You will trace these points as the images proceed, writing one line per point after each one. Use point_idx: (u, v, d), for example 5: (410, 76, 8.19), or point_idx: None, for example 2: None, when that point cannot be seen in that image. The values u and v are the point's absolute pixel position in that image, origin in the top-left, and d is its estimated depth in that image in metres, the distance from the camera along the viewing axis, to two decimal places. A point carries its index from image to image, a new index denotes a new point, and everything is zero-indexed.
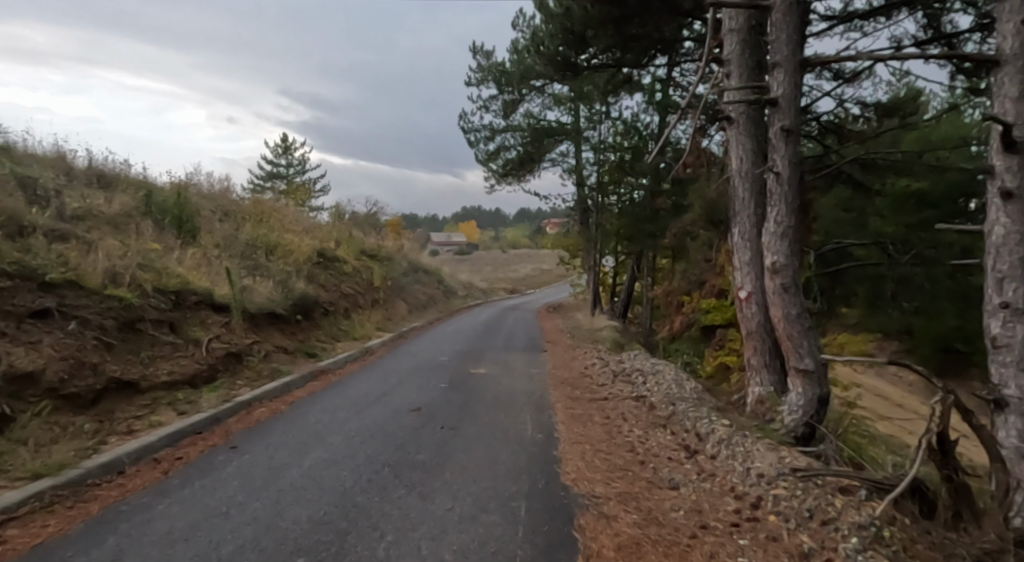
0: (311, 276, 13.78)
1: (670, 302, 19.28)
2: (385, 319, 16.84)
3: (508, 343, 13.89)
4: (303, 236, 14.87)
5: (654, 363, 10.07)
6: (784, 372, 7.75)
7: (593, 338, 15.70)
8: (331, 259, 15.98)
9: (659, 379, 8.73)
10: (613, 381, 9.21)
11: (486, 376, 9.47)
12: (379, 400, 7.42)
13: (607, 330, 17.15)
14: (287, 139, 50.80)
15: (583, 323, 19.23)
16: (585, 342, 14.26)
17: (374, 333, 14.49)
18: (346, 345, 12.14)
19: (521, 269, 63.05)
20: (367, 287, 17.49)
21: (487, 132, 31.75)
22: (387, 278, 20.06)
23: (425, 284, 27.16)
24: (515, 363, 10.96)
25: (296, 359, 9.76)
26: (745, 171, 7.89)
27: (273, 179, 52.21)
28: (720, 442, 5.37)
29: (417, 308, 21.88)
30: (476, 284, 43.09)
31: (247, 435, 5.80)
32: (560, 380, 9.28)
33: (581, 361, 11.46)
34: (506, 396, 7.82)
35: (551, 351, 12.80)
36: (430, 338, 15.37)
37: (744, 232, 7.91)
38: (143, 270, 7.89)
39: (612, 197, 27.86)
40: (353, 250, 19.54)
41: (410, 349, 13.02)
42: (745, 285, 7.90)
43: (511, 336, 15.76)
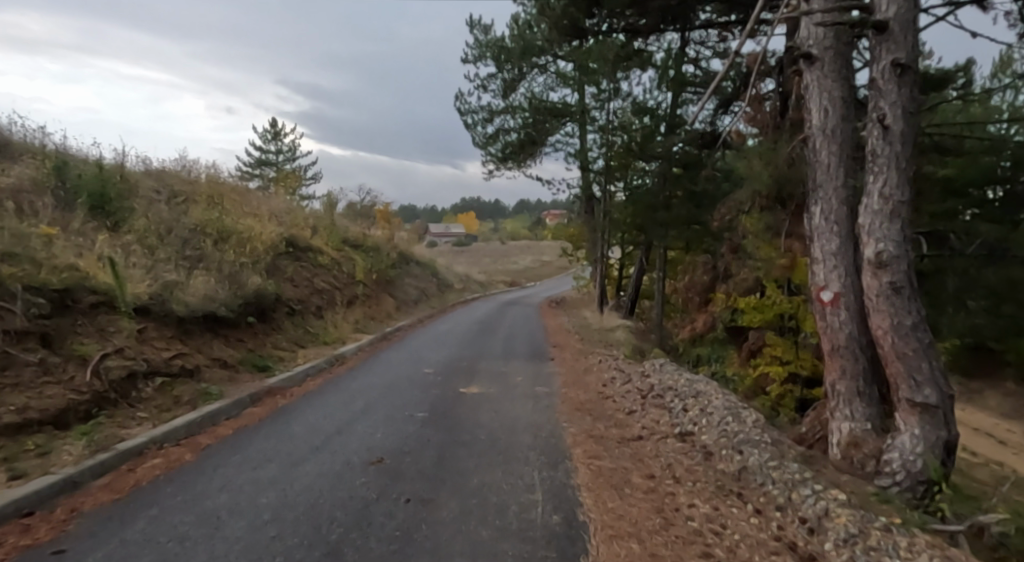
0: (273, 269, 11.70)
1: (687, 299, 17.25)
2: (366, 318, 14.76)
3: (508, 349, 11.89)
4: (269, 222, 12.81)
5: (691, 380, 8.03)
6: (883, 402, 5.71)
7: (606, 341, 13.63)
8: (302, 249, 13.94)
9: (705, 406, 6.71)
10: (643, 407, 7.17)
11: (480, 398, 7.43)
12: (330, 442, 5.38)
13: (621, 331, 15.10)
14: (276, 125, 48.92)
15: (592, 322, 17.18)
16: (598, 348, 12.21)
17: (351, 336, 12.43)
18: (311, 352, 10.09)
19: (519, 260, 61.19)
20: (348, 281, 15.41)
21: (485, 115, 29.68)
22: (372, 270, 18.00)
23: (417, 276, 25.14)
24: (515, 377, 8.92)
25: (238, 375, 7.70)
26: (831, 127, 5.82)
27: (263, 166, 50.16)
28: (854, 546, 3.33)
29: (407, 304, 19.81)
30: (474, 277, 41.02)
31: (103, 516, 3.74)
32: (575, 404, 7.26)
33: (597, 374, 9.44)
34: (504, 434, 5.79)
35: (559, 360, 10.81)
36: (420, 341, 13.37)
37: (829, 212, 5.85)
38: (11, 262, 5.80)
39: (620, 184, 25.77)
40: (333, 239, 17.44)
41: (392, 357, 10.98)
42: (830, 284, 5.84)
43: (513, 339, 13.74)
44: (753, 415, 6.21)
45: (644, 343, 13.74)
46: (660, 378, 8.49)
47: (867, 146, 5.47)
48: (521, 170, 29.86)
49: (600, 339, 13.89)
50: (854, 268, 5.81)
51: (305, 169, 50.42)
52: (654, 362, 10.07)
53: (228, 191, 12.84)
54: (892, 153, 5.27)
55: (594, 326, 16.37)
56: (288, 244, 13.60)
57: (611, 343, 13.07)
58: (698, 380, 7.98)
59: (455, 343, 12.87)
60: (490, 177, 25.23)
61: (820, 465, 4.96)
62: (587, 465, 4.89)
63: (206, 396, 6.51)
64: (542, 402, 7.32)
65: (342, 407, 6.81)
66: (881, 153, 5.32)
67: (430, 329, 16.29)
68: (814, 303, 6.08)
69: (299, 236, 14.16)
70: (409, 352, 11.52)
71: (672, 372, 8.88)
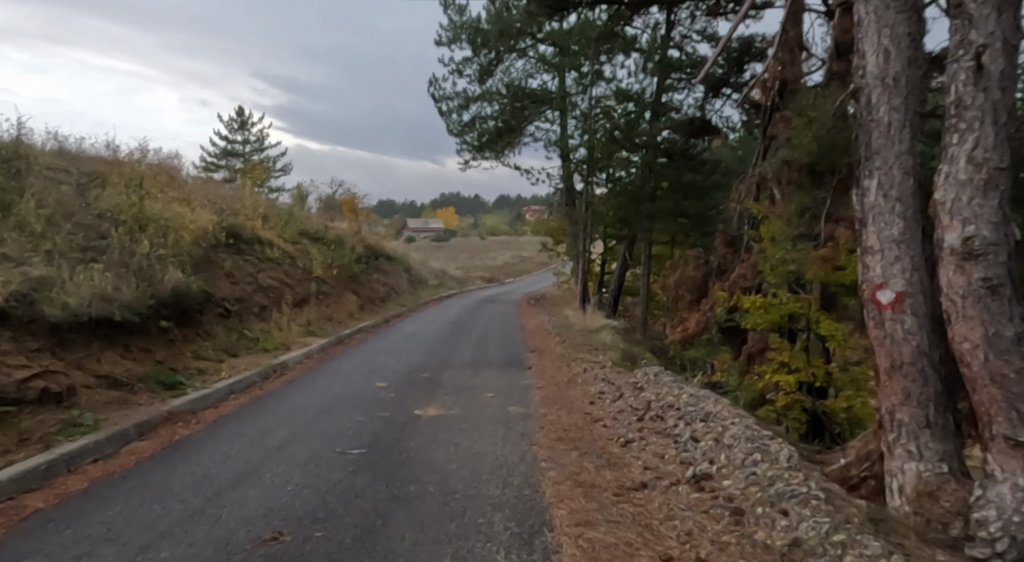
0: (206, 264, 10.11)
1: (676, 297, 15.94)
2: (321, 320, 13.20)
3: (479, 355, 10.44)
4: (205, 209, 11.22)
5: (697, 398, 6.63)
6: (960, 437, 4.33)
7: (592, 344, 12.22)
8: (246, 242, 12.35)
9: (721, 437, 5.33)
10: (642, 435, 5.75)
11: (438, 424, 5.95)
12: (217, 501, 3.87)
13: (607, 333, 13.71)
14: (243, 113, 47.17)
15: (574, 321, 15.82)
16: (582, 353, 10.79)
17: (300, 341, 10.86)
18: (244, 362, 8.52)
19: (499, 256, 59.76)
20: (302, 278, 13.85)
21: (461, 101, 28.17)
22: (333, 266, 16.46)
23: (387, 272, 23.60)
24: (486, 393, 7.45)
25: (136, 395, 6.13)
26: (893, 74, 4.45)
27: (229, 157, 48.41)
28: None
29: (373, 302, 18.27)
30: (450, 272, 39.52)
31: None
32: (557, 431, 5.82)
33: (581, 386, 8.02)
34: (462, 483, 4.32)
35: (539, 367, 9.39)
36: (381, 345, 11.84)
37: (889, 186, 4.46)
38: None
39: (604, 174, 24.43)
40: (288, 232, 15.87)
41: (343, 365, 9.44)
42: (892, 281, 4.45)
43: (488, 341, 12.34)
44: (786, 450, 4.83)
45: (633, 346, 12.35)
46: (659, 395, 7.10)
47: (949, 95, 4.10)
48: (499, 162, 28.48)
49: (583, 342, 12.50)
50: (922, 260, 4.43)
51: (274, 160, 48.71)
52: (647, 372, 8.71)
53: (159, 174, 11.23)
54: (987, 103, 3.90)
55: (576, 326, 14.97)
56: (230, 235, 12.01)
57: (595, 348, 11.67)
58: (706, 398, 6.61)
59: (419, 348, 11.39)
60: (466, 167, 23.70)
61: (899, 534, 3.53)
62: (575, 540, 3.43)
63: (74, 427, 4.92)
64: (515, 428, 5.87)
65: (255, 439, 5.27)
66: (971, 104, 3.95)
67: (396, 331, 14.75)
68: (867, 306, 4.70)
69: (243, 228, 12.58)
70: (365, 359, 9.99)
71: (673, 386, 7.50)
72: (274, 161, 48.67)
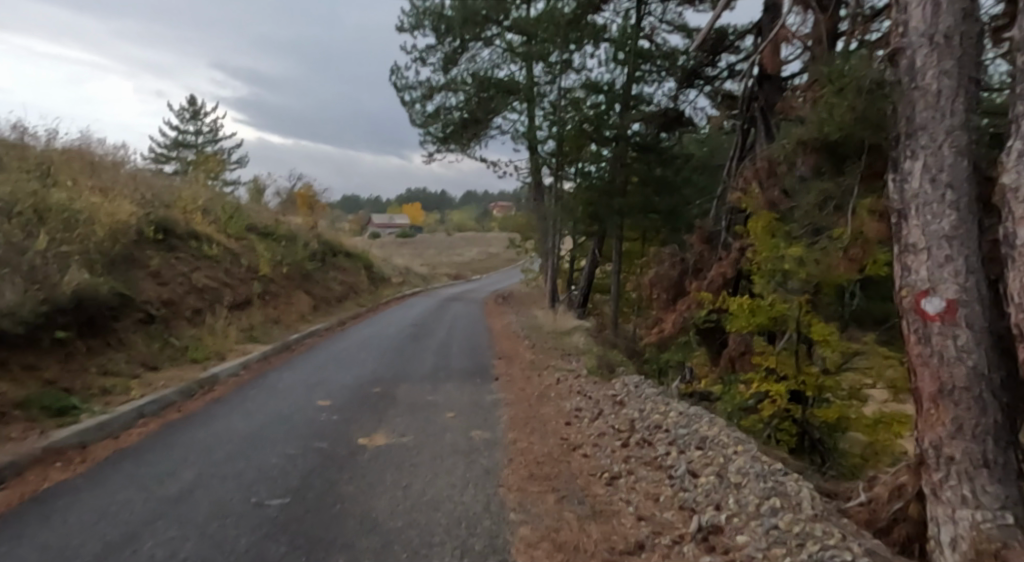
0: (125, 262, 8.91)
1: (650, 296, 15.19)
2: (265, 323, 12.02)
3: (441, 364, 9.41)
4: (128, 200, 9.98)
5: (689, 418, 5.75)
6: (1022, 477, 3.50)
7: (563, 349, 11.34)
8: (179, 238, 11.14)
9: (723, 472, 4.46)
10: (628, 468, 4.84)
11: (385, 458, 4.91)
12: None
13: (578, 335, 12.85)
14: (197, 102, 45.63)
15: (544, 322, 14.92)
16: (553, 360, 9.89)
17: (237, 349, 9.69)
18: (164, 377, 7.36)
19: (466, 252, 58.81)
20: (245, 278, 12.63)
21: (424, 91, 27.03)
22: (283, 264, 15.24)
23: (345, 269, 22.43)
24: (445, 411, 6.46)
25: (6, 426, 4.97)
26: (944, 30, 3.60)
27: (181, 149, 46.45)
28: None
29: (328, 302, 17.09)
30: (414, 269, 38.36)
31: None
32: (528, 463, 4.85)
33: (554, 402, 7.07)
34: (404, 553, 3.31)
35: (507, 377, 8.43)
36: (332, 352, 10.74)
37: (939, 168, 3.61)
38: None
39: (574, 168, 23.57)
40: (233, 227, 14.60)
41: (284, 378, 8.31)
42: (941, 287, 3.60)
43: (451, 346, 11.34)
44: (805, 492, 3.97)
45: (606, 351, 11.52)
46: (644, 415, 6.20)
47: None
48: (464, 155, 27.45)
49: (554, 346, 11.62)
50: (979, 261, 3.59)
51: (229, 152, 46.85)
52: (627, 384, 7.85)
53: (73, 160, 9.93)
54: None
55: (546, 328, 14.08)
56: (160, 230, 10.78)
57: (567, 353, 10.81)
58: (699, 419, 5.74)
59: (373, 355, 10.29)
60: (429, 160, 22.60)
61: None
62: None
63: None
64: (477, 462, 4.87)
65: (148, 486, 4.18)
66: None
67: (352, 334, 13.62)
68: (904, 315, 3.86)
69: (176, 222, 11.36)
70: (311, 371, 8.88)
71: (658, 402, 6.63)
72: (229, 154, 46.80)
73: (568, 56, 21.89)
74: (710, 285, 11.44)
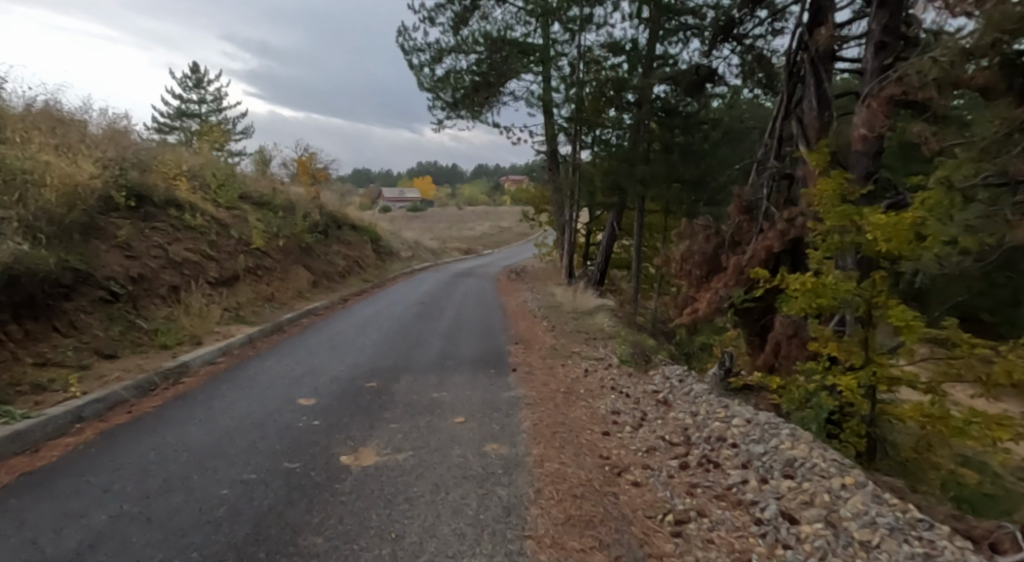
0: (85, 232, 7.76)
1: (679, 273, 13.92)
2: (256, 301, 10.89)
3: (448, 350, 8.22)
4: (95, 161, 8.81)
5: (765, 430, 4.52)
6: None
7: (587, 332, 10.10)
8: (157, 205, 9.98)
9: (835, 520, 3.21)
10: (697, 505, 3.62)
11: (372, 489, 3.72)
12: None
13: (601, 316, 11.60)
14: (200, 70, 44.57)
15: (562, 301, 13.69)
16: (576, 346, 8.66)
17: (219, 331, 8.54)
18: (122, 366, 6.21)
19: (477, 226, 57.46)
20: (234, 251, 11.46)
21: (433, 54, 25.49)
22: (278, 236, 14.07)
23: (349, 242, 21.23)
24: (453, 414, 5.26)
25: None
26: None
27: (184, 119, 45.33)
28: None
29: (329, 278, 15.93)
30: (423, 243, 37.13)
31: None
32: (561, 498, 3.63)
33: (583, 401, 5.85)
34: None
35: (526, 367, 7.22)
36: (327, 334, 9.58)
37: None
38: None
39: (593, 134, 22.09)
40: (223, 196, 13.40)
41: (266, 367, 7.14)
42: None
43: (461, 328, 10.17)
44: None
45: (635, 335, 10.28)
46: (700, 424, 4.98)
47: None
48: (475, 122, 26.03)
49: (575, 328, 10.39)
50: None
51: (233, 123, 45.65)
52: (668, 380, 6.61)
53: (31, 115, 8.74)
54: None
55: (566, 307, 12.83)
56: (136, 197, 9.63)
57: (593, 336, 9.59)
58: (774, 432, 4.51)
59: (371, 338, 9.12)
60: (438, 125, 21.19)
61: None
62: None
63: None
64: (494, 494, 3.66)
65: (39, 538, 2.99)
66: None
67: (351, 313, 12.44)
68: None
69: (155, 188, 10.19)
70: (297, 357, 7.70)
71: (713, 405, 5.39)
72: (233, 124, 45.56)
73: (588, 13, 20.26)
74: (751, 259, 10.12)
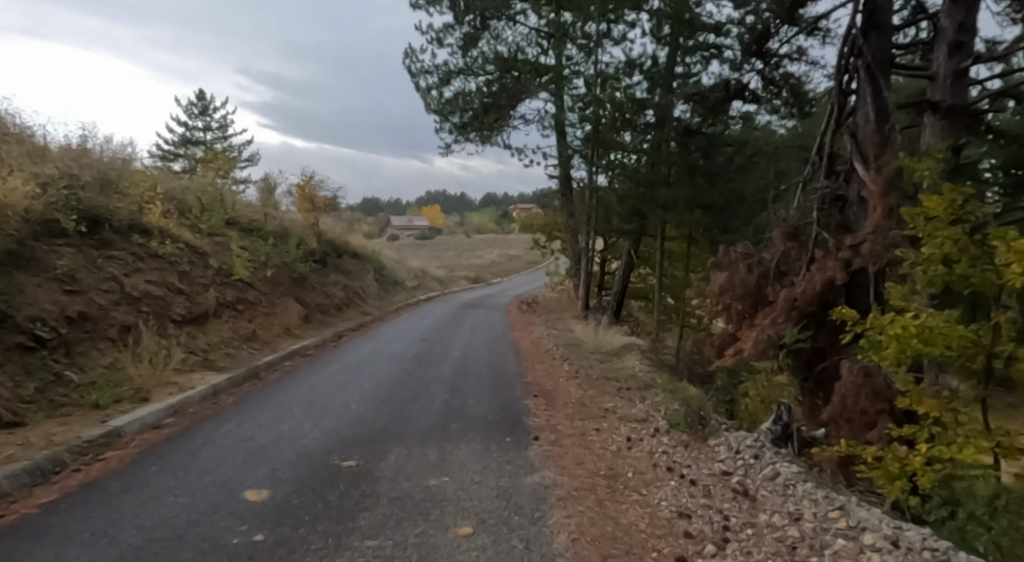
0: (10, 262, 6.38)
1: (712, 307, 12.41)
2: (232, 340, 9.46)
3: (453, 406, 6.71)
4: (37, 181, 7.51)
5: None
6: None
7: (618, 380, 8.57)
8: (117, 232, 8.67)
9: None
10: None
11: None
12: None
13: (632, 359, 10.05)
14: (205, 96, 44.22)
15: (583, 339, 12.17)
16: (611, 403, 7.14)
17: (178, 381, 7.07)
18: (23, 438, 4.73)
19: (486, 255, 56.24)
20: (210, 284, 10.05)
21: (442, 75, 24.40)
22: (265, 267, 12.69)
23: (350, 272, 19.88)
24: (458, 520, 3.74)
25: None
26: None
27: (189, 146, 44.74)
28: None
29: (324, 312, 14.50)
30: (430, 272, 35.78)
31: None
32: None
33: (634, 494, 4.35)
34: None
35: (551, 434, 5.70)
36: (312, 382, 8.09)
37: None
38: None
39: (611, 157, 20.77)
40: (205, 221, 12.06)
41: (221, 433, 5.61)
42: None
43: (469, 374, 8.66)
44: None
45: (675, 384, 8.72)
46: (815, 542, 3.48)
47: None
48: (486, 145, 24.84)
49: (604, 375, 8.85)
50: None
51: (238, 150, 45.01)
52: (739, 457, 5.09)
53: None
54: None
55: (588, 347, 11.29)
56: (90, 223, 8.30)
57: (624, 386, 8.08)
58: None
59: (361, 389, 7.61)
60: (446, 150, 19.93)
61: None
62: None
63: None
64: None
65: None
66: None
67: (343, 353, 10.93)
68: None
69: (117, 212, 8.89)
70: (266, 418, 6.19)
71: (821, 508, 3.89)
72: (238, 151, 44.87)
73: (605, 29, 19.07)
74: (809, 293, 8.61)
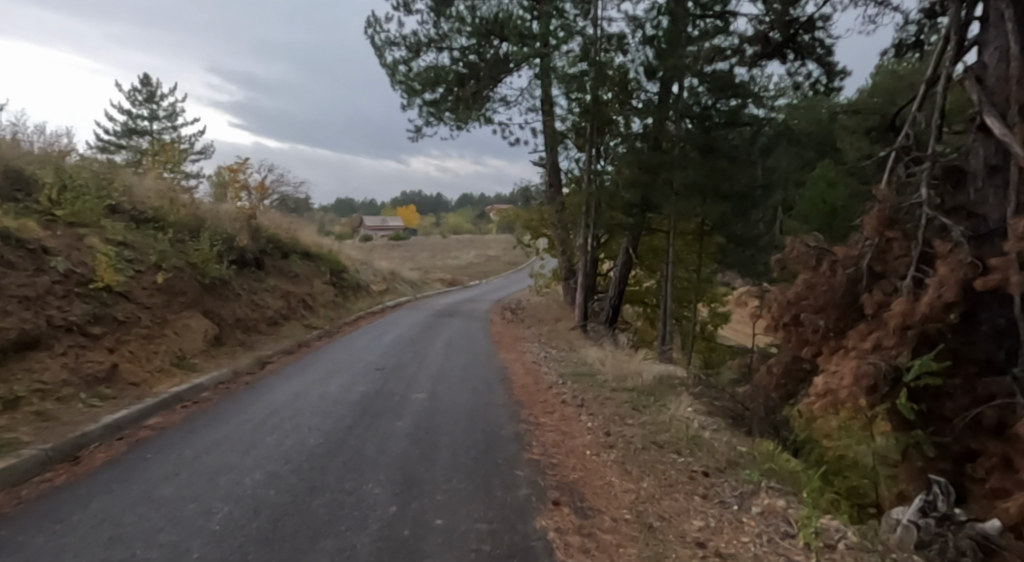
0: None
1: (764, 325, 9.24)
2: (65, 385, 6.08)
3: (404, 549, 3.39)
4: None
5: None
6: None
7: (675, 452, 5.33)
8: None
9: None
10: None
11: None
12: None
13: (682, 406, 6.80)
14: (150, 81, 40.85)
15: (596, 368, 8.88)
16: (697, 523, 3.89)
17: None
18: None
19: (464, 255, 52.98)
20: (37, 297, 6.67)
21: (409, 45, 21.06)
22: (155, 270, 9.29)
23: (297, 275, 16.50)
24: None
25: None
26: None
27: (134, 137, 41.06)
28: None
29: (248, 329, 11.05)
30: (400, 273, 32.33)
31: None
32: None
33: None
34: None
35: None
36: (160, 472, 4.60)
37: None
38: None
39: (609, 138, 17.61)
40: (65, 207, 8.70)
41: None
42: None
43: (435, 447, 5.30)
44: None
45: (766, 456, 5.48)
46: None
47: None
48: (460, 128, 21.58)
49: (651, 442, 5.57)
50: None
51: (189, 140, 41.35)
52: None
53: None
54: None
55: (609, 384, 7.99)
56: None
57: (693, 469, 4.87)
58: None
59: (239, 494, 4.17)
60: (417, 132, 16.59)
61: None
62: None
63: None
64: None
65: None
66: None
67: (253, 397, 7.43)
68: None
69: None
70: None
71: None
72: (189, 142, 41.24)
73: None
74: (937, 305, 4.76)
